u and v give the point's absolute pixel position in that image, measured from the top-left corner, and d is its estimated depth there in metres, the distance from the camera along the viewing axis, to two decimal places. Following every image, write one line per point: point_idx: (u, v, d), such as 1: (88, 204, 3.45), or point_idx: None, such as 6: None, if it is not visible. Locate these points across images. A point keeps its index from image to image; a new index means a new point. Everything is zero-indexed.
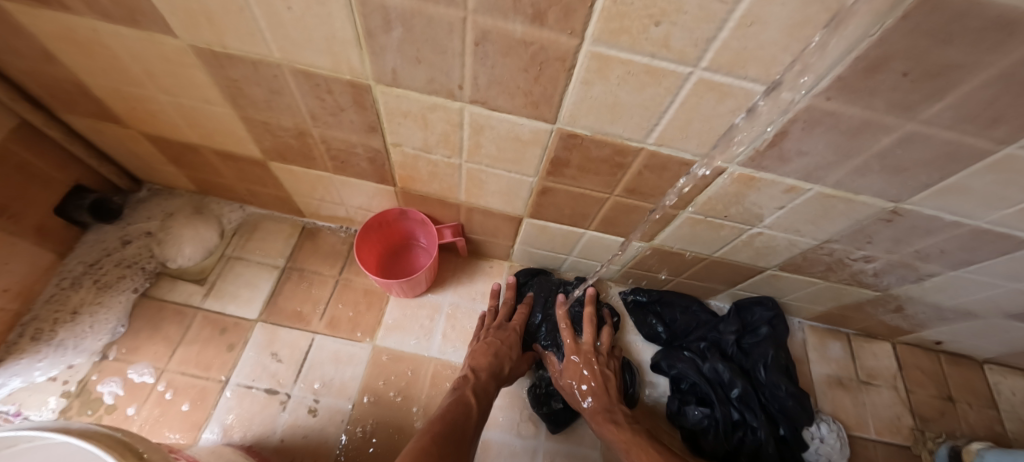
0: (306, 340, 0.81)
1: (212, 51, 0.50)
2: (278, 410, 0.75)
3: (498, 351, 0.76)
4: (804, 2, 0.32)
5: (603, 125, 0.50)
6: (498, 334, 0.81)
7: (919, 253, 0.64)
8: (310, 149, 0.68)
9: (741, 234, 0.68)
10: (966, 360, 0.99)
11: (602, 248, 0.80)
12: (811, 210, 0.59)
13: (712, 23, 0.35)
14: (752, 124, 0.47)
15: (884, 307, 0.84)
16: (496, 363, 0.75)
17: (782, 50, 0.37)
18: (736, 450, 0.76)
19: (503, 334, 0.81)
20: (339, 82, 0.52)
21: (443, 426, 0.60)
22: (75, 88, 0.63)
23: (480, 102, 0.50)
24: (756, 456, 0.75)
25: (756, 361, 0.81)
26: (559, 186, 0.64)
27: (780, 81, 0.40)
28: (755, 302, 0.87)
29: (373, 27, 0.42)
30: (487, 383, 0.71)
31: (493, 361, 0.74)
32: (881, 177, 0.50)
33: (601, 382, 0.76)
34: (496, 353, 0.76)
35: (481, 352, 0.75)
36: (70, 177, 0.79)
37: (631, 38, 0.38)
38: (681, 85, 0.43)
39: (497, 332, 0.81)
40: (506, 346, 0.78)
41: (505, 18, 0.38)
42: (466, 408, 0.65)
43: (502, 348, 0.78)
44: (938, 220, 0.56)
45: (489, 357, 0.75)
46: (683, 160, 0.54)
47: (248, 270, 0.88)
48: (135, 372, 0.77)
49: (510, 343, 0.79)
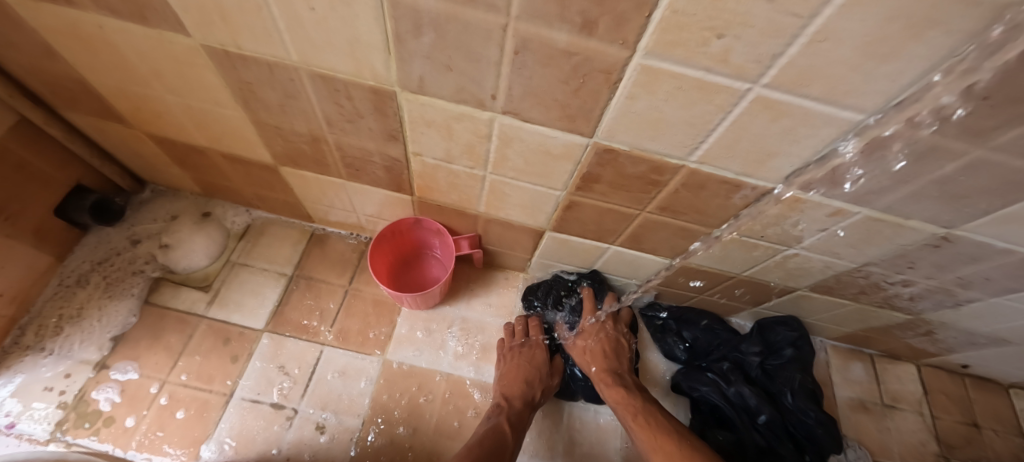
0: (313, 353, 0.78)
1: (226, 52, 0.47)
2: (284, 426, 0.71)
3: (528, 375, 0.76)
4: (890, 18, 0.29)
5: (642, 141, 0.47)
6: (524, 355, 0.79)
7: (962, 280, 0.61)
8: (324, 156, 0.64)
9: (774, 254, 0.65)
10: (991, 384, 0.96)
11: (624, 263, 0.77)
12: (855, 234, 0.56)
13: (780, 38, 0.32)
14: (805, 146, 0.43)
15: (914, 331, 0.81)
16: (529, 388, 0.74)
17: (854, 69, 0.34)
18: None
19: (533, 355, 0.79)
20: (361, 88, 0.49)
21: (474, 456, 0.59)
22: (77, 85, 0.59)
23: (511, 113, 0.47)
24: None
25: (782, 385, 0.78)
26: (587, 202, 0.60)
27: (845, 102, 0.37)
28: (778, 323, 0.83)
29: (403, 32, 0.39)
30: (523, 410, 0.71)
31: (524, 387, 0.74)
32: (937, 203, 0.47)
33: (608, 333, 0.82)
34: (528, 381, 0.75)
35: (509, 381, 0.75)
36: (70, 177, 0.75)
37: (687, 51, 0.35)
38: (735, 103, 0.40)
39: (528, 354, 0.79)
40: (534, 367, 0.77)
41: (549, 26, 0.35)
42: (502, 437, 0.64)
43: (535, 372, 0.77)
44: (990, 248, 0.53)
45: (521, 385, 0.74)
46: (724, 179, 0.51)
47: (254, 277, 0.85)
48: (118, 371, 0.74)
49: (540, 365, 0.78)
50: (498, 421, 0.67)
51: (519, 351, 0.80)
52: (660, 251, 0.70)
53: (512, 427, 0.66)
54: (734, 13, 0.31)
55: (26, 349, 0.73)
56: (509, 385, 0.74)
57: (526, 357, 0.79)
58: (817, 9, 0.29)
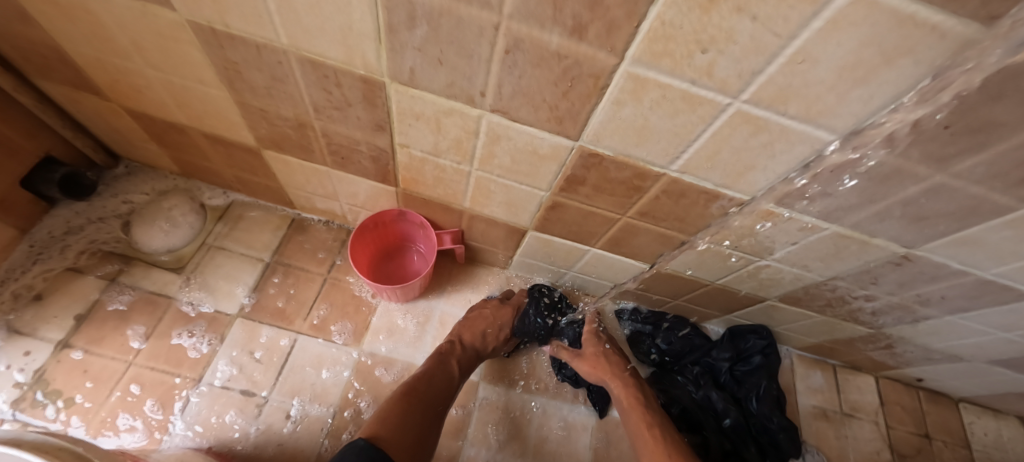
0: (286, 342, 0.77)
1: (213, 29, 0.46)
2: (254, 413, 0.70)
3: (487, 332, 0.78)
4: (861, 44, 0.30)
5: (627, 147, 0.48)
6: (495, 310, 0.81)
7: (920, 297, 0.64)
8: (308, 142, 0.63)
9: (748, 264, 0.67)
10: (943, 398, 1.01)
11: (604, 266, 0.78)
12: (823, 248, 0.58)
13: (761, 55, 0.34)
14: (780, 162, 0.45)
15: (875, 344, 0.85)
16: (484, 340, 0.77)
17: (828, 90, 0.35)
18: None
19: (499, 310, 0.81)
20: (350, 75, 0.48)
21: (424, 385, 0.66)
22: (52, 53, 0.57)
23: (500, 111, 0.47)
24: None
25: (749, 391, 0.81)
26: (570, 203, 0.61)
27: (820, 122, 0.39)
28: (749, 331, 0.85)
29: (396, 22, 0.39)
30: (471, 357, 0.75)
31: (480, 338, 0.77)
32: (899, 223, 0.50)
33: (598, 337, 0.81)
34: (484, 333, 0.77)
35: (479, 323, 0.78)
36: (40, 147, 0.72)
37: (673, 62, 0.36)
38: (716, 115, 0.41)
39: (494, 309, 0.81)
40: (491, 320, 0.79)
41: (542, 27, 0.36)
42: (449, 375, 0.70)
43: (490, 322, 0.79)
44: (946, 268, 0.56)
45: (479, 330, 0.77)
46: (703, 188, 0.52)
47: (230, 261, 0.83)
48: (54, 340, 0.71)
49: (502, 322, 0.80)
50: (448, 361, 0.71)
51: (487, 305, 0.82)
52: (640, 255, 0.71)
53: (460, 367, 0.72)
54: (719, 28, 0.32)
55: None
56: (470, 334, 0.76)
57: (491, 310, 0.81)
58: (798, 29, 0.31)
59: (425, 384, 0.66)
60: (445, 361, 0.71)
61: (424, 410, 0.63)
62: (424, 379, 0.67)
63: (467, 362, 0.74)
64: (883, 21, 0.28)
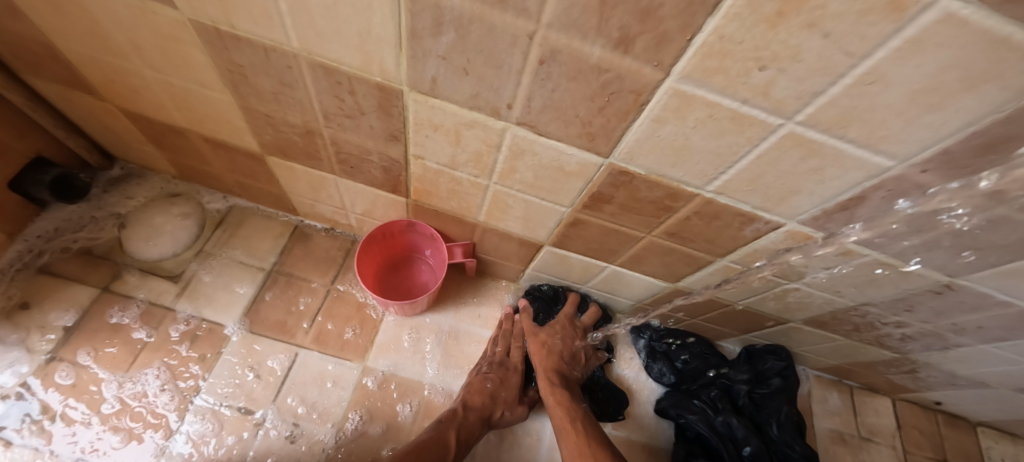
0: (288, 357, 0.73)
1: (217, 30, 0.42)
2: (250, 434, 0.66)
3: (496, 392, 0.72)
4: (946, 67, 0.27)
5: (662, 166, 0.45)
6: (500, 371, 0.75)
7: (955, 325, 0.61)
8: (316, 149, 0.60)
9: (775, 287, 0.63)
10: (961, 421, 0.98)
11: (622, 283, 0.74)
12: (860, 274, 0.55)
13: (826, 76, 0.31)
14: (828, 187, 0.42)
15: (897, 368, 0.82)
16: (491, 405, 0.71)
17: (896, 114, 0.32)
18: None
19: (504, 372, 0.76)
20: (365, 83, 0.45)
21: (410, 461, 0.58)
22: (42, 49, 0.53)
23: (527, 125, 0.44)
24: None
25: (769, 416, 0.77)
26: (592, 220, 0.58)
27: (879, 147, 0.36)
28: (769, 352, 0.82)
29: (420, 28, 0.35)
30: (476, 423, 0.68)
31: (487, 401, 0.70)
32: (948, 253, 0.47)
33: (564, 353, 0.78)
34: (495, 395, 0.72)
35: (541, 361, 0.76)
36: (30, 148, 0.68)
37: (727, 80, 0.33)
38: (765, 137, 0.38)
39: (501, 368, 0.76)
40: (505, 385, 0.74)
41: (583, 39, 0.32)
42: (445, 442, 0.63)
43: (501, 386, 0.73)
44: (991, 298, 0.53)
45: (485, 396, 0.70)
46: (739, 211, 0.49)
47: (230, 270, 0.79)
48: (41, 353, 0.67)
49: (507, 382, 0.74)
50: (446, 430, 0.64)
51: (492, 365, 0.76)
52: (660, 275, 0.68)
53: (458, 438, 0.64)
54: (784, 45, 0.29)
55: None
56: (476, 394, 0.70)
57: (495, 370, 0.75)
58: (872, 49, 0.28)
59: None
60: (443, 432, 0.64)
61: None
62: (413, 451, 0.60)
63: (473, 429, 0.67)
64: (978, 43, 0.25)
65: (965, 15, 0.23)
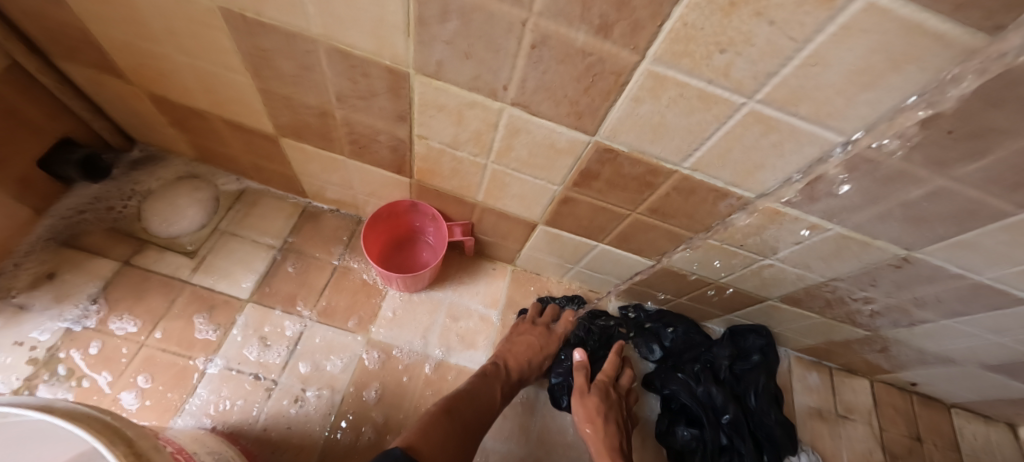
0: (298, 328, 0.78)
1: (247, 17, 0.47)
2: (265, 396, 0.71)
3: (533, 358, 0.78)
4: (871, 49, 0.33)
5: (643, 144, 0.50)
6: (539, 337, 0.81)
7: (916, 299, 0.67)
8: (329, 131, 0.65)
9: (751, 263, 0.69)
10: (934, 402, 1.04)
11: (612, 262, 0.79)
12: (825, 249, 0.60)
13: (776, 58, 0.36)
14: (789, 162, 0.47)
15: (871, 346, 0.88)
16: (527, 368, 0.77)
17: (837, 93, 0.38)
18: None
19: (545, 340, 0.81)
20: (377, 66, 0.50)
21: (463, 406, 0.65)
22: (81, 35, 0.58)
23: (522, 105, 0.49)
24: None
25: (747, 387, 0.81)
26: (582, 198, 0.63)
27: (828, 123, 0.41)
28: (750, 330, 0.88)
29: (428, 15, 0.40)
30: (514, 384, 0.75)
31: (526, 365, 0.77)
32: (900, 225, 0.52)
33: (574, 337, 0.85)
34: (530, 361, 0.78)
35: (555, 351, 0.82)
36: (60, 128, 0.73)
37: (693, 62, 0.38)
38: (730, 115, 0.43)
39: (539, 337, 0.81)
40: (542, 354, 0.80)
41: (569, 25, 0.38)
42: (491, 399, 0.69)
43: (538, 352, 0.79)
44: (943, 270, 0.58)
45: (523, 359, 0.77)
46: (713, 186, 0.54)
47: (244, 247, 0.84)
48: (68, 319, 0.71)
49: (547, 352, 0.80)
50: (492, 385, 0.71)
51: (530, 330, 0.82)
52: (646, 252, 0.73)
53: (502, 393, 0.72)
54: (739, 30, 0.34)
55: (8, 293, 0.71)
56: (514, 356, 0.77)
57: (538, 338, 0.81)
58: (812, 34, 0.33)
59: (472, 408, 0.66)
60: (488, 386, 0.71)
61: (461, 430, 0.62)
62: (467, 399, 0.66)
63: (511, 388, 0.74)
64: (890, 28, 0.30)
65: (885, 4, 0.28)
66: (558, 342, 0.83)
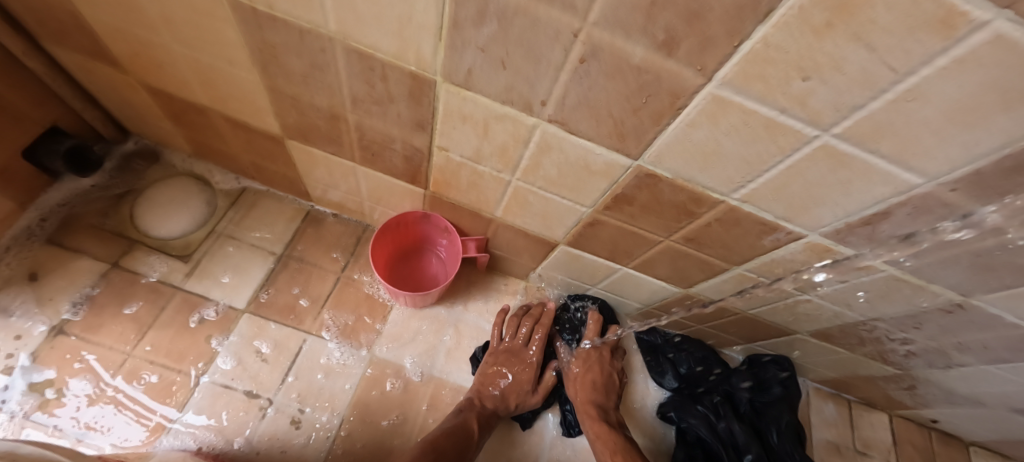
0: (296, 341, 0.71)
1: (254, 9, 0.42)
2: (258, 416, 0.65)
3: (507, 389, 0.72)
4: (988, 88, 0.27)
5: (689, 171, 0.45)
6: (514, 365, 0.75)
7: (959, 345, 0.62)
8: (339, 135, 0.60)
9: (786, 298, 0.63)
10: (953, 439, 0.99)
11: (633, 286, 0.74)
12: (872, 289, 0.55)
13: (867, 90, 0.31)
14: (853, 201, 0.42)
15: (897, 384, 0.82)
16: (502, 400, 0.71)
17: (930, 133, 0.33)
18: None
19: (520, 368, 0.75)
20: (399, 71, 0.45)
21: (443, 445, 0.61)
22: (69, 18, 0.53)
23: (558, 122, 0.44)
24: None
25: (770, 424, 0.77)
26: (612, 221, 0.57)
27: (908, 163, 0.36)
28: (771, 361, 0.82)
29: (463, 18, 0.35)
30: (490, 417, 0.70)
31: (500, 398, 0.71)
32: (962, 271, 0.47)
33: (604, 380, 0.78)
34: (506, 392, 0.72)
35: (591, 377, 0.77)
36: (46, 117, 0.67)
37: (767, 88, 0.33)
38: (798, 147, 0.38)
39: (514, 365, 0.75)
40: (517, 382, 0.74)
41: (627, 38, 0.32)
42: (468, 436, 0.64)
43: (513, 384, 0.74)
44: (999, 320, 0.53)
45: (496, 393, 0.71)
46: (761, 219, 0.49)
47: (240, 252, 0.77)
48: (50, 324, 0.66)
49: (523, 381, 0.75)
50: (466, 420, 0.66)
51: (506, 359, 0.76)
52: (672, 279, 0.68)
53: (478, 429, 0.66)
54: (829, 56, 0.29)
55: None
56: (488, 390, 0.72)
57: (511, 366, 0.75)
58: (915, 66, 0.28)
59: (443, 443, 0.61)
60: (463, 421, 0.66)
61: None
62: (445, 437, 0.62)
63: (488, 423, 0.69)
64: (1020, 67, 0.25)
65: (1017, 38, 0.23)
66: (534, 369, 0.76)
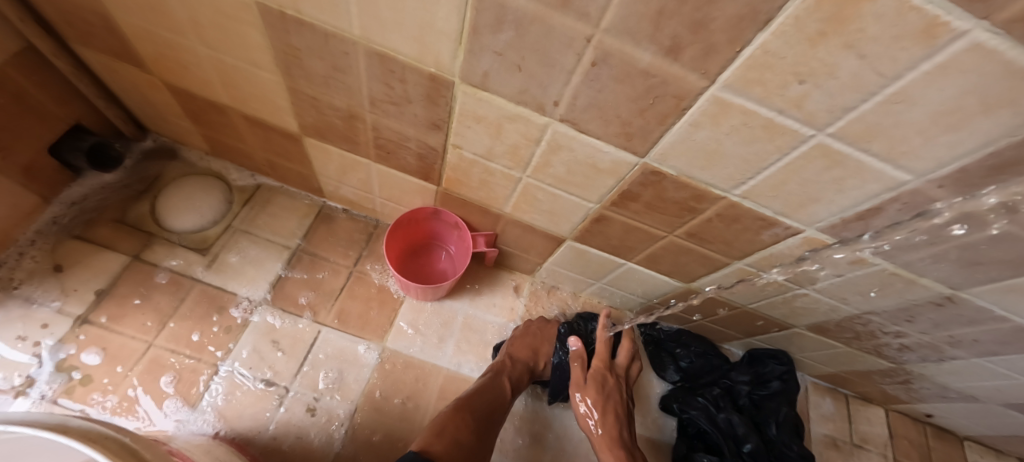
0: (311, 333, 0.74)
1: (282, 14, 0.44)
2: (274, 404, 0.68)
3: (537, 347, 0.78)
4: (968, 91, 0.30)
5: (692, 169, 0.47)
6: (542, 327, 0.81)
7: (951, 338, 0.64)
8: (356, 134, 0.62)
9: (784, 292, 0.66)
10: (948, 434, 1.00)
11: (636, 281, 0.76)
12: (867, 283, 0.57)
13: (858, 93, 0.33)
14: (847, 197, 0.45)
15: (892, 378, 0.84)
16: (534, 357, 0.77)
17: (917, 132, 0.35)
18: None
19: (546, 329, 0.82)
20: (418, 73, 0.47)
21: (480, 401, 0.65)
22: (101, 20, 0.55)
23: (569, 122, 0.46)
24: None
25: (768, 416, 0.79)
26: (617, 218, 0.60)
27: (897, 160, 0.39)
28: (770, 355, 0.84)
29: (482, 24, 0.38)
30: (522, 375, 0.74)
31: (532, 355, 0.77)
32: (952, 265, 0.49)
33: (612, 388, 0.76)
34: (536, 350, 0.78)
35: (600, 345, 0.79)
36: (71, 114, 0.70)
37: (765, 91, 0.36)
38: (795, 146, 0.41)
39: (540, 326, 0.81)
40: (547, 342, 0.80)
41: (636, 44, 0.35)
42: (501, 393, 0.69)
43: (541, 342, 0.79)
44: (987, 313, 0.55)
45: (530, 351, 0.77)
46: (760, 215, 0.51)
47: (256, 247, 0.80)
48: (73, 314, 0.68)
49: (551, 340, 0.81)
50: (502, 376, 0.71)
51: (532, 322, 0.81)
52: (675, 274, 0.70)
53: (511, 385, 0.71)
54: (822, 62, 0.31)
55: (11, 283, 0.68)
56: (519, 348, 0.77)
57: (538, 328, 0.81)
58: (901, 71, 0.30)
59: (481, 397, 0.66)
60: (499, 378, 0.70)
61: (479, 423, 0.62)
62: (481, 393, 0.67)
63: (521, 377, 0.74)
64: (994, 72, 0.28)
65: (991, 46, 0.26)
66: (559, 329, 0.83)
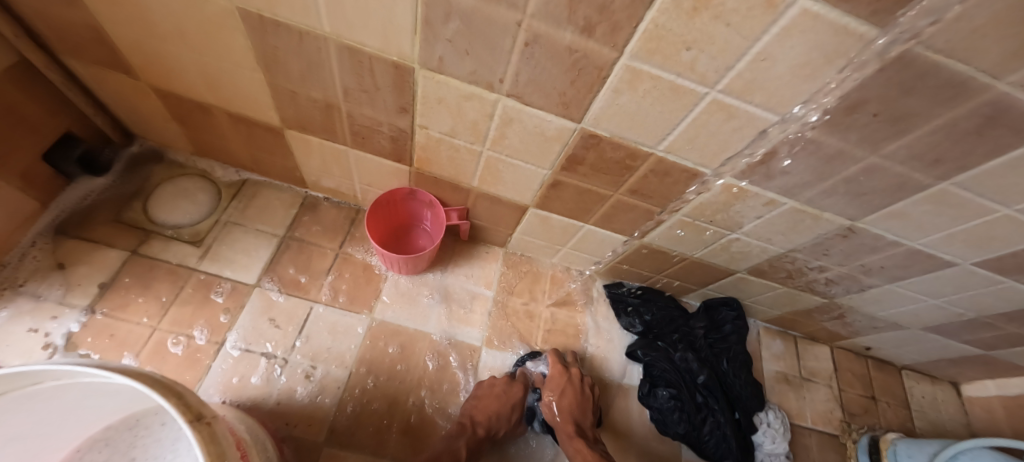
0: (304, 310, 0.80)
1: (260, 17, 0.51)
2: (276, 372, 0.75)
3: (497, 420, 0.73)
4: (810, 47, 0.39)
5: (622, 130, 0.56)
6: (506, 385, 0.78)
7: (863, 267, 0.73)
8: (332, 123, 0.69)
9: (720, 238, 0.73)
10: (888, 365, 1.07)
11: (596, 242, 0.83)
12: (783, 223, 0.66)
13: (733, 55, 0.42)
14: (747, 143, 0.54)
15: (829, 315, 0.92)
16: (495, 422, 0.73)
17: (784, 84, 0.44)
18: (697, 435, 0.78)
19: (510, 389, 0.77)
20: (383, 62, 0.54)
21: None
22: (90, 33, 0.60)
23: (515, 97, 0.54)
24: (714, 439, 0.78)
25: (720, 353, 0.87)
26: (570, 182, 0.67)
27: (776, 109, 0.48)
28: (722, 303, 0.92)
29: (433, 17, 0.45)
30: (481, 440, 0.71)
31: (492, 418, 0.73)
32: (843, 198, 0.59)
33: (577, 397, 0.75)
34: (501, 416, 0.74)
35: (571, 405, 0.74)
36: (61, 124, 0.74)
37: (665, 58, 0.44)
38: (697, 103, 0.50)
39: (505, 386, 0.77)
40: (507, 408, 0.75)
41: (557, 26, 0.43)
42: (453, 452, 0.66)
43: (503, 407, 0.75)
44: (883, 239, 0.66)
45: (484, 420, 0.72)
46: (685, 167, 0.60)
47: (246, 237, 0.85)
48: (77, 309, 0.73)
49: (513, 402, 0.76)
50: (456, 444, 0.68)
51: (490, 391, 0.76)
52: (624, 231, 0.78)
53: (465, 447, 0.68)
54: (700, 32, 0.40)
55: (16, 282, 0.72)
56: (481, 411, 0.73)
57: (503, 385, 0.78)
58: (759, 35, 0.39)
59: None
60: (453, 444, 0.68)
61: None
62: None
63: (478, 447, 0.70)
64: (825, 30, 0.37)
65: (815, 10, 0.35)
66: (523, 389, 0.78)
